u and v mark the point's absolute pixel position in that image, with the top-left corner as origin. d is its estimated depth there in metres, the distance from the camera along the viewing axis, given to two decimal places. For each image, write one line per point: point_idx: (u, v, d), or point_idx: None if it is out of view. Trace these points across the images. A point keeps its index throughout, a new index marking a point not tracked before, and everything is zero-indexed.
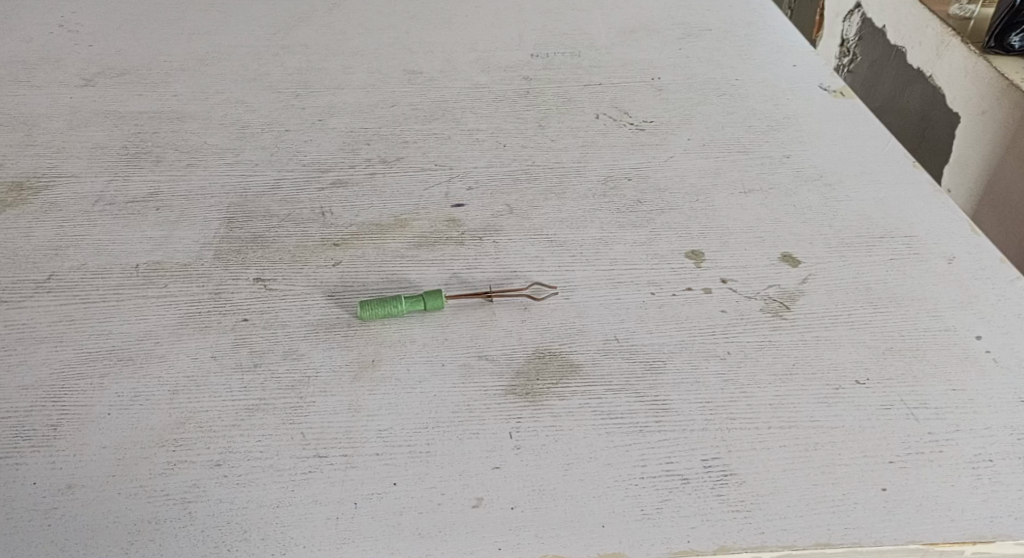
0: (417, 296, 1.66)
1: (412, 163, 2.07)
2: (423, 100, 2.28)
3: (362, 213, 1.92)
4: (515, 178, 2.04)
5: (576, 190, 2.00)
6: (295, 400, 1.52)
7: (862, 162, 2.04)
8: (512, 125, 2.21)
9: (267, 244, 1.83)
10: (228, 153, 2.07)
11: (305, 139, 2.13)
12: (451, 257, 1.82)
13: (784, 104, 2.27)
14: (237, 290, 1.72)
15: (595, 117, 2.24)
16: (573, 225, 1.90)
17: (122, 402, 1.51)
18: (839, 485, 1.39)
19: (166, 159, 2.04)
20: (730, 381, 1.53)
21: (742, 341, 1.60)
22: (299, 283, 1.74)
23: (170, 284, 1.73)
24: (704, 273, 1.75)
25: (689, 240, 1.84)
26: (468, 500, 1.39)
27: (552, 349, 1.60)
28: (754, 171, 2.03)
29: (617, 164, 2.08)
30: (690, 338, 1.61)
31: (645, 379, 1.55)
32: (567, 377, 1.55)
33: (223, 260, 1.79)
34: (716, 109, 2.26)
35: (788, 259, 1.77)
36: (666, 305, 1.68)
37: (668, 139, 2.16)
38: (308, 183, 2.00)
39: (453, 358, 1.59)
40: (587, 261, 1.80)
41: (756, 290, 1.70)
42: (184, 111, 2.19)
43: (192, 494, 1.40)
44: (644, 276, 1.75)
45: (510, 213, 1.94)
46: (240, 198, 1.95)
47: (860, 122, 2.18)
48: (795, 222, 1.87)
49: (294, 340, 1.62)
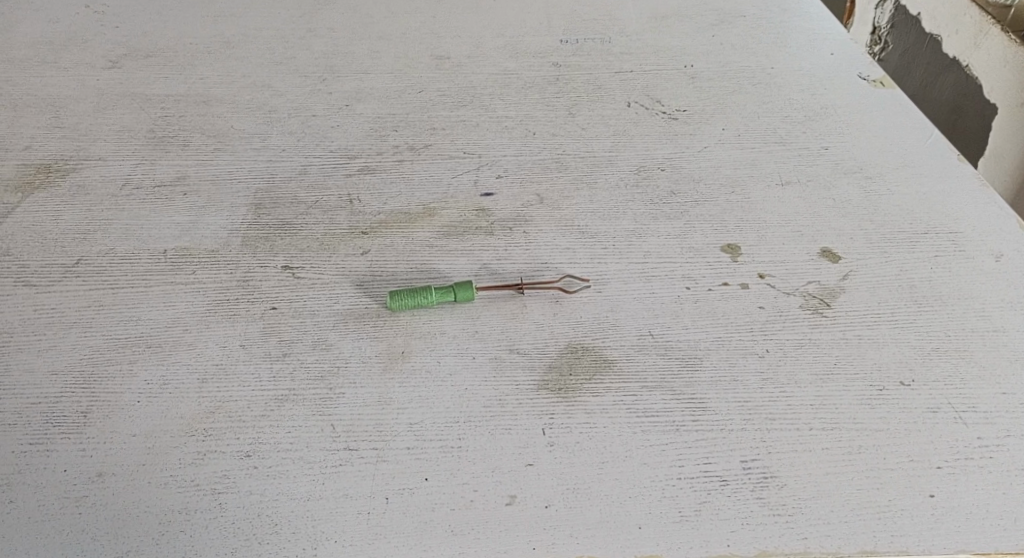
0: (448, 287, 1.62)
1: (441, 150, 2.04)
2: (451, 86, 2.25)
3: (390, 200, 1.89)
4: (546, 166, 2.01)
5: (608, 180, 1.97)
6: (324, 391, 1.50)
7: (903, 154, 1.99)
8: (542, 113, 2.17)
9: (295, 231, 1.81)
10: (255, 138, 2.05)
11: (332, 125, 2.10)
12: (482, 247, 1.79)
13: (821, 94, 2.22)
14: (265, 278, 1.70)
15: (627, 105, 2.20)
16: (605, 216, 1.86)
17: (150, 390, 1.50)
18: (884, 491, 1.38)
19: (194, 143, 2.02)
20: (769, 380, 1.51)
21: (781, 339, 1.57)
22: (327, 272, 1.72)
23: (199, 270, 1.71)
24: (740, 268, 1.72)
25: (726, 232, 1.80)
26: (501, 497, 1.38)
27: (585, 344, 1.57)
28: (791, 163, 1.98)
29: (650, 154, 2.04)
30: (726, 334, 1.58)
31: (681, 376, 1.52)
32: (601, 373, 1.53)
33: (251, 247, 1.77)
34: (751, 98, 2.21)
35: (827, 254, 1.74)
36: (702, 300, 1.65)
37: (702, 129, 2.11)
38: (335, 169, 1.97)
39: (484, 351, 1.56)
40: (620, 253, 1.77)
41: (794, 286, 1.67)
42: (211, 94, 2.16)
43: (223, 484, 1.39)
44: (679, 269, 1.72)
45: (541, 203, 1.90)
46: (267, 183, 1.93)
47: (900, 113, 2.12)
48: (835, 216, 1.83)
49: (322, 330, 1.60)
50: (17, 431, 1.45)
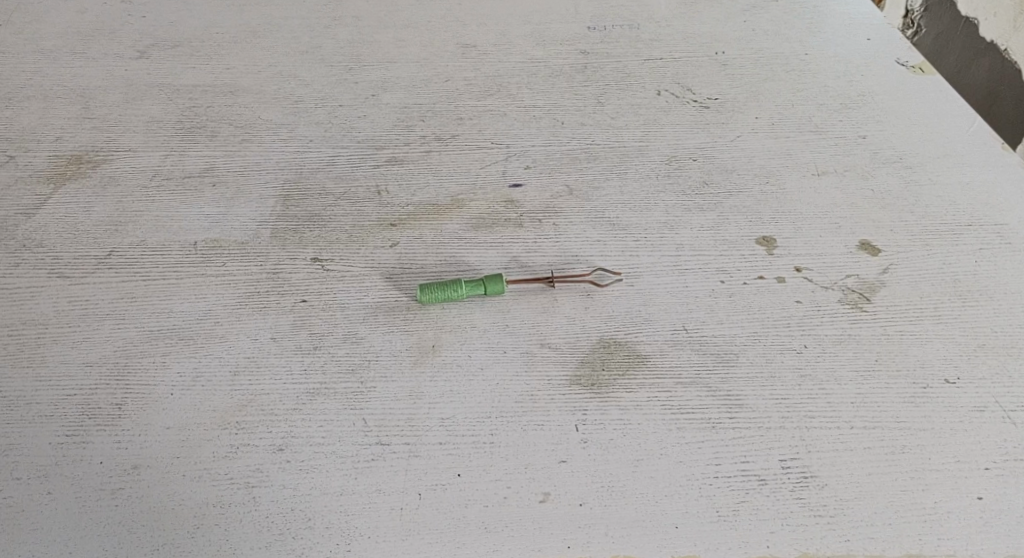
0: (478, 280, 1.59)
1: (469, 141, 2.02)
2: (479, 75, 2.22)
3: (419, 192, 1.88)
4: (576, 157, 1.98)
5: (639, 170, 1.94)
6: (355, 385, 1.49)
7: (944, 143, 1.97)
8: (571, 102, 2.14)
9: (324, 223, 1.80)
10: (283, 129, 2.04)
11: (359, 115, 2.08)
12: (511, 239, 1.77)
13: (858, 80, 2.18)
14: (295, 270, 1.69)
15: (657, 93, 2.16)
16: (636, 207, 1.84)
17: (182, 383, 1.49)
18: (930, 492, 1.38)
19: (222, 134, 2.01)
20: (809, 376, 1.51)
21: (820, 334, 1.58)
22: (357, 264, 1.70)
23: (229, 262, 1.70)
24: (777, 261, 1.72)
25: (760, 225, 1.80)
26: (535, 494, 1.37)
27: (617, 339, 1.56)
28: (828, 153, 1.97)
29: (681, 144, 2.01)
30: (763, 329, 1.59)
31: (717, 372, 1.52)
32: (634, 368, 1.52)
33: (280, 239, 1.76)
34: (785, 87, 2.17)
35: (867, 247, 1.75)
36: (737, 294, 1.65)
37: (734, 118, 2.08)
38: (363, 160, 1.96)
39: (516, 345, 1.55)
40: (652, 245, 1.75)
41: (833, 280, 1.68)
42: (238, 85, 2.15)
43: (256, 478, 1.38)
44: (713, 263, 1.71)
45: (571, 194, 1.88)
46: (296, 175, 1.92)
47: (941, 100, 2.09)
48: (874, 208, 1.83)
49: (352, 323, 1.59)
50: (52, 423, 1.45)
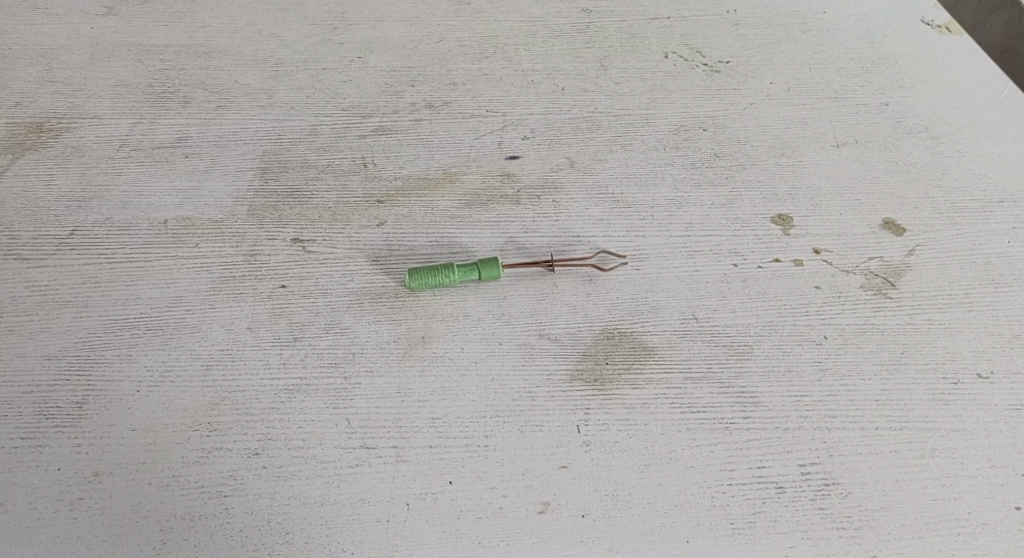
0: (472, 264, 1.48)
1: (462, 109, 1.90)
2: (472, 35, 2.07)
3: (408, 165, 1.76)
4: (577, 127, 1.87)
5: (646, 141, 1.85)
6: (338, 381, 1.37)
7: (973, 110, 1.93)
8: (571, 65, 2.02)
9: (305, 200, 1.67)
10: (262, 95, 1.90)
11: (344, 79, 1.95)
12: (507, 218, 1.66)
13: (880, 40, 2.09)
14: (274, 252, 1.56)
15: (664, 56, 2.05)
16: (642, 182, 1.75)
17: (151, 378, 1.37)
18: (964, 502, 1.27)
19: (196, 100, 1.87)
20: (829, 371, 1.40)
21: (841, 323, 1.47)
22: (341, 246, 1.59)
23: (202, 243, 1.57)
24: (793, 242, 1.63)
25: (775, 201, 1.72)
26: (533, 505, 1.26)
27: (622, 330, 1.46)
28: (848, 121, 1.92)
29: (690, 112, 1.92)
30: (778, 317, 1.48)
31: (729, 366, 1.41)
32: (640, 362, 1.41)
33: (258, 217, 1.63)
34: (803, 48, 2.08)
35: (890, 225, 1.67)
36: (751, 279, 1.55)
37: (747, 84, 2.00)
38: (348, 131, 1.83)
39: (512, 337, 1.44)
40: (660, 224, 1.66)
41: (854, 262, 1.59)
42: (214, 45, 1.99)
43: (229, 487, 1.27)
44: (725, 244, 1.62)
45: (571, 167, 1.77)
46: (276, 147, 1.79)
47: (969, 62, 2.04)
48: (897, 181, 1.77)
49: (335, 312, 1.46)
50: (7, 424, 1.33)
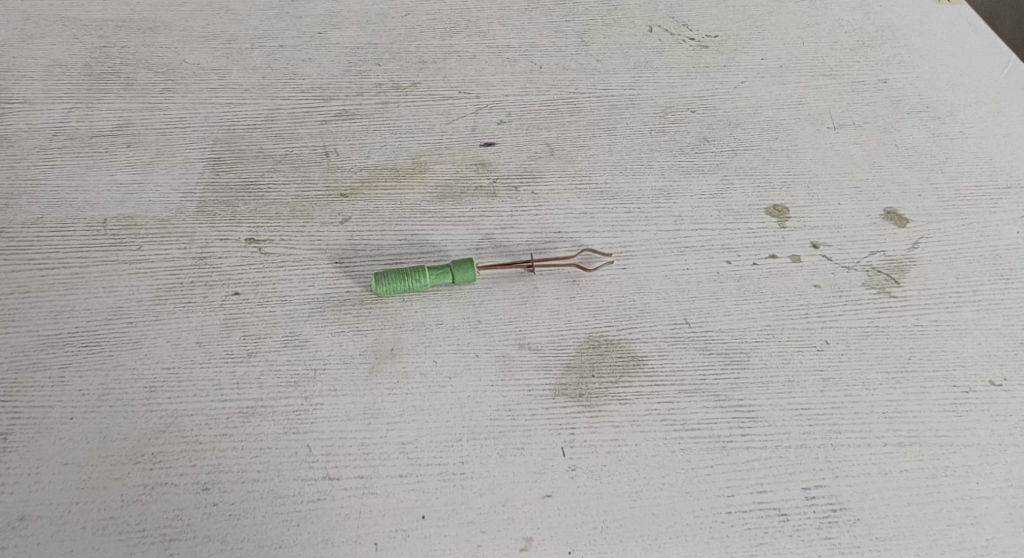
0: (444, 266, 1.36)
1: (432, 91, 1.76)
2: (443, 8, 1.93)
3: (374, 154, 1.63)
4: (556, 110, 1.75)
5: (630, 124, 1.73)
6: (298, 402, 1.25)
7: (976, 87, 1.83)
8: (550, 41, 1.89)
9: (261, 194, 1.53)
10: (213, 76, 1.74)
11: (303, 57, 1.79)
12: (483, 213, 1.54)
13: (876, 12, 2.01)
14: (226, 254, 1.43)
15: (649, 30, 1.94)
16: (627, 171, 1.63)
17: (87, 403, 1.24)
18: (980, 527, 1.18)
19: (139, 82, 1.71)
20: (832, 380, 1.29)
21: (843, 326, 1.36)
22: (300, 246, 1.45)
23: (146, 245, 1.43)
24: (789, 236, 1.52)
25: (770, 191, 1.61)
26: (514, 542, 1.16)
27: (608, 338, 1.34)
28: (844, 100, 1.81)
29: (677, 92, 1.81)
30: (776, 320, 1.37)
31: (725, 377, 1.30)
32: (629, 373, 1.30)
33: (208, 214, 1.49)
34: (794, 20, 1.99)
35: (893, 216, 1.56)
36: (746, 278, 1.45)
37: (737, 59, 1.89)
38: (308, 115, 1.69)
39: (489, 348, 1.32)
40: (647, 218, 1.55)
41: (855, 258, 1.48)
42: (159, 19, 1.83)
43: (174, 529, 1.16)
44: (717, 239, 1.51)
45: (551, 154, 1.66)
46: (228, 134, 1.64)
47: (969, 35, 1.95)
48: (898, 166, 1.66)
49: (295, 322, 1.34)
50: None
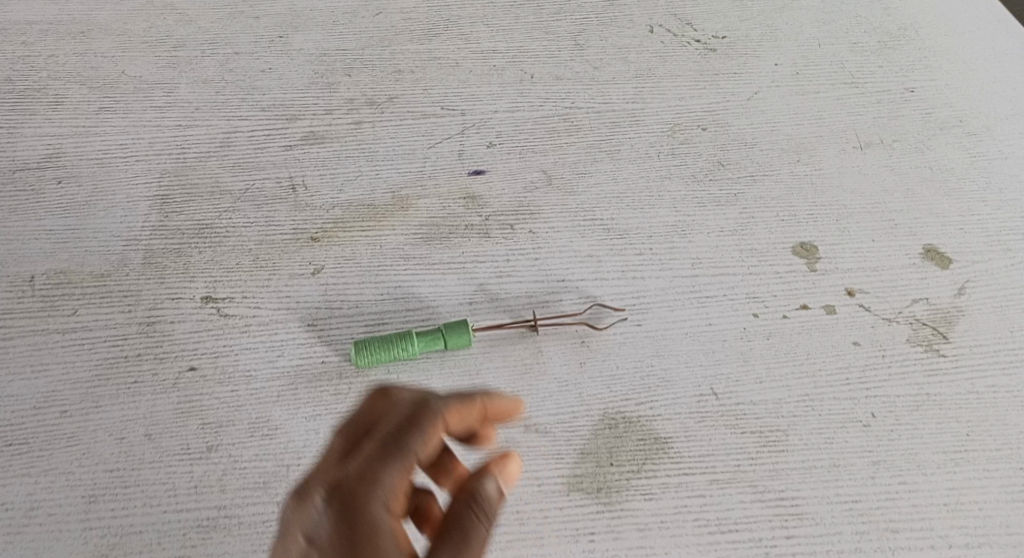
0: (434, 330, 1.20)
1: (411, 106, 1.54)
2: (419, 6, 1.70)
3: (348, 186, 1.42)
4: (552, 128, 1.54)
5: (635, 146, 1.53)
6: (266, 507, 1.12)
7: (1012, 97, 1.65)
8: (540, 45, 1.67)
9: (218, 239, 1.33)
10: (156, 91, 1.51)
11: (262, 67, 1.57)
12: (475, 259, 1.35)
13: (896, 8, 1.82)
14: (179, 319, 1.24)
15: (649, 30, 1.72)
16: (634, 205, 1.44)
17: (13, 519, 1.10)
18: None
19: (71, 100, 1.49)
20: (882, 464, 1.16)
21: (891, 395, 1.22)
22: (267, 305, 1.26)
23: (83, 309, 1.24)
24: (821, 281, 1.35)
25: (795, 225, 1.43)
26: None
27: (626, 416, 1.18)
28: (869, 114, 1.62)
29: (685, 105, 1.60)
30: (815, 389, 1.22)
31: (762, 461, 1.16)
32: (653, 461, 1.15)
33: (155, 267, 1.28)
34: (808, 17, 1.78)
35: (933, 255, 1.39)
36: (777, 335, 1.28)
37: (748, 64, 1.68)
38: (271, 140, 1.47)
39: (490, 432, 1.17)
40: (661, 261, 1.36)
41: (895, 307, 1.32)
42: (93, 23, 1.60)
43: None
44: (741, 287, 1.34)
45: (548, 184, 1.46)
46: (178, 164, 1.42)
47: (1000, 34, 1.77)
48: (935, 195, 1.49)
49: (263, 405, 1.19)
50: None
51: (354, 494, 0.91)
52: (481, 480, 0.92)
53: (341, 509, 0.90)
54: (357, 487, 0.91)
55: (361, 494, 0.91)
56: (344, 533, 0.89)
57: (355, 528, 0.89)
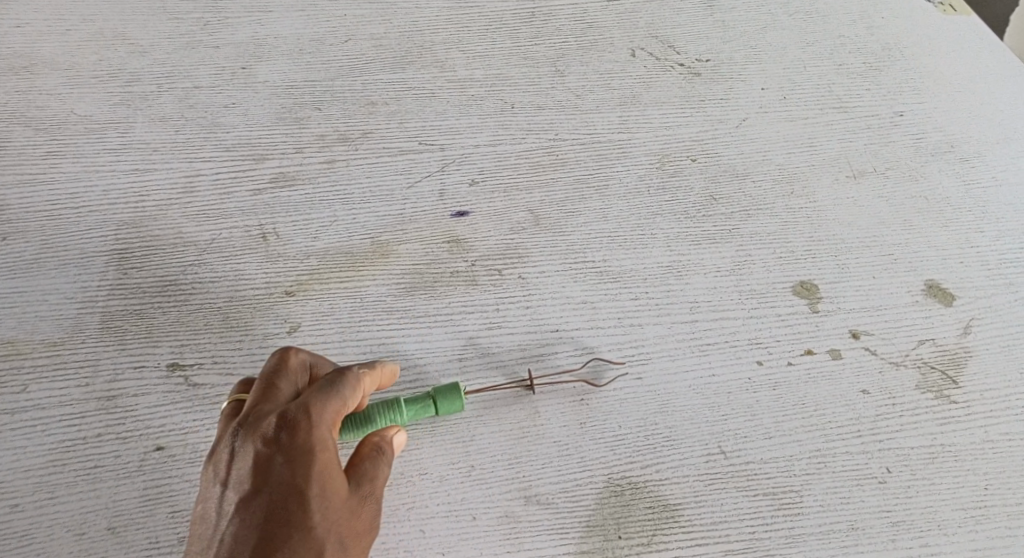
0: (423, 394, 1.12)
1: (387, 142, 1.45)
2: (389, 31, 1.60)
3: (324, 233, 1.33)
4: (536, 162, 1.45)
5: (624, 181, 1.44)
6: None
7: (1004, 119, 1.57)
8: (519, 72, 1.57)
9: (184, 298, 1.25)
10: (110, 132, 1.41)
11: (224, 102, 1.46)
12: (463, 309, 1.27)
13: (879, 25, 1.72)
14: (143, 393, 1.17)
15: (631, 54, 1.62)
16: (627, 245, 1.36)
17: None
18: None
19: (14, 145, 1.38)
20: (900, 524, 1.13)
21: (903, 448, 1.18)
22: (240, 370, 1.20)
23: (37, 385, 1.17)
24: (824, 323, 1.29)
25: (795, 263, 1.36)
26: None
27: (633, 481, 1.14)
28: (861, 141, 1.53)
29: (671, 136, 1.51)
30: (826, 444, 1.18)
31: (774, 526, 1.12)
32: (663, 531, 1.11)
33: (115, 332, 1.21)
34: (792, 36, 1.68)
35: (937, 292, 1.34)
36: (783, 386, 1.22)
37: (733, 90, 1.58)
38: (237, 184, 1.37)
39: (488, 504, 1.11)
40: (659, 306, 1.29)
41: (903, 351, 1.26)
42: (36, 57, 1.49)
43: None
44: (743, 332, 1.27)
45: (536, 225, 1.37)
46: (137, 214, 1.32)
47: (985, 52, 1.68)
48: (932, 227, 1.42)
49: None
50: None
51: (303, 415, 0.97)
52: (381, 435, 1.04)
53: (291, 428, 0.96)
54: (306, 412, 0.97)
55: (310, 416, 0.97)
56: (295, 449, 0.95)
57: (305, 444, 0.96)
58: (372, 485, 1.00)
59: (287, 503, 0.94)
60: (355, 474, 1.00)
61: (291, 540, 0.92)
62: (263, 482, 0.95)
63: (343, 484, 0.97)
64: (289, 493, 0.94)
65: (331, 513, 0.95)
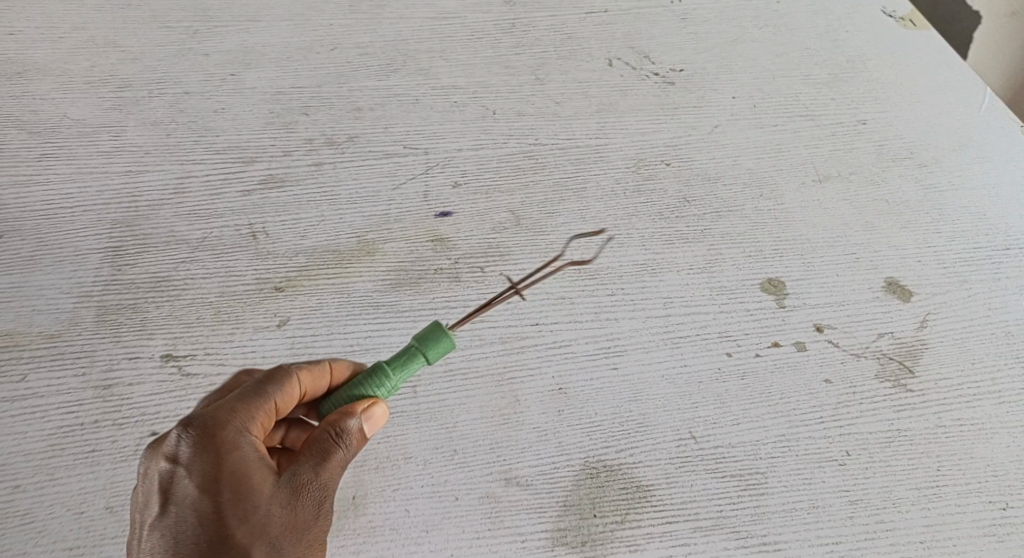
0: (408, 347, 1.04)
1: (373, 145, 1.51)
2: (375, 40, 1.66)
3: (312, 232, 1.38)
4: (517, 165, 1.51)
5: (600, 184, 1.51)
6: None
7: (960, 127, 1.66)
8: (501, 80, 1.64)
9: (176, 294, 1.30)
10: (103, 135, 1.46)
11: (214, 107, 1.52)
12: (446, 304, 1.33)
13: (844, 39, 1.80)
14: (138, 382, 1.22)
15: (608, 64, 1.69)
16: (604, 243, 1.43)
17: None
18: None
19: (9, 147, 1.43)
20: (859, 504, 1.19)
21: (862, 433, 1.25)
22: (230, 361, 1.25)
23: (33, 375, 1.21)
24: (790, 317, 1.36)
25: (762, 261, 1.43)
26: None
27: (608, 465, 1.20)
28: (826, 147, 1.61)
29: (646, 141, 1.58)
30: (790, 429, 1.25)
31: (740, 506, 1.18)
32: (636, 510, 1.17)
33: (110, 325, 1.26)
34: (761, 47, 1.76)
35: (895, 289, 1.41)
36: (751, 376, 1.29)
37: (705, 98, 1.66)
38: (228, 185, 1.42)
39: (471, 487, 1.17)
40: (633, 302, 1.36)
41: (863, 343, 1.34)
42: (31, 63, 1.54)
43: None
44: (713, 325, 1.34)
45: (517, 224, 1.44)
46: (130, 214, 1.37)
47: (943, 64, 1.77)
48: (892, 227, 1.50)
49: None
50: None
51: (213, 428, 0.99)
52: (349, 415, 1.01)
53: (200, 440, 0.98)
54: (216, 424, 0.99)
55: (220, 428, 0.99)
56: (206, 458, 0.98)
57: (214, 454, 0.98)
58: (308, 474, 1.00)
59: (212, 511, 0.96)
60: (293, 464, 1.00)
61: (221, 546, 0.95)
62: (177, 494, 0.97)
63: (266, 481, 0.99)
64: (205, 501, 0.96)
65: (257, 512, 0.97)
